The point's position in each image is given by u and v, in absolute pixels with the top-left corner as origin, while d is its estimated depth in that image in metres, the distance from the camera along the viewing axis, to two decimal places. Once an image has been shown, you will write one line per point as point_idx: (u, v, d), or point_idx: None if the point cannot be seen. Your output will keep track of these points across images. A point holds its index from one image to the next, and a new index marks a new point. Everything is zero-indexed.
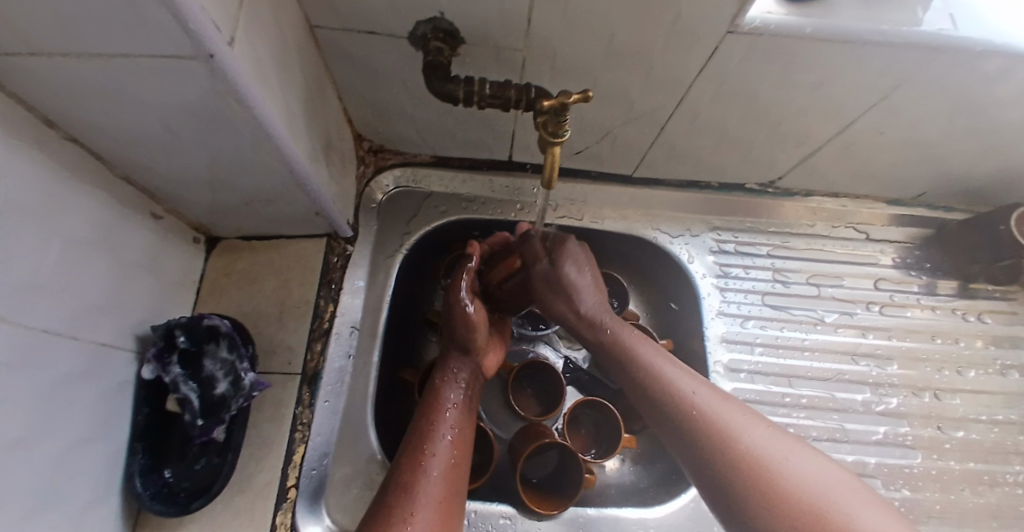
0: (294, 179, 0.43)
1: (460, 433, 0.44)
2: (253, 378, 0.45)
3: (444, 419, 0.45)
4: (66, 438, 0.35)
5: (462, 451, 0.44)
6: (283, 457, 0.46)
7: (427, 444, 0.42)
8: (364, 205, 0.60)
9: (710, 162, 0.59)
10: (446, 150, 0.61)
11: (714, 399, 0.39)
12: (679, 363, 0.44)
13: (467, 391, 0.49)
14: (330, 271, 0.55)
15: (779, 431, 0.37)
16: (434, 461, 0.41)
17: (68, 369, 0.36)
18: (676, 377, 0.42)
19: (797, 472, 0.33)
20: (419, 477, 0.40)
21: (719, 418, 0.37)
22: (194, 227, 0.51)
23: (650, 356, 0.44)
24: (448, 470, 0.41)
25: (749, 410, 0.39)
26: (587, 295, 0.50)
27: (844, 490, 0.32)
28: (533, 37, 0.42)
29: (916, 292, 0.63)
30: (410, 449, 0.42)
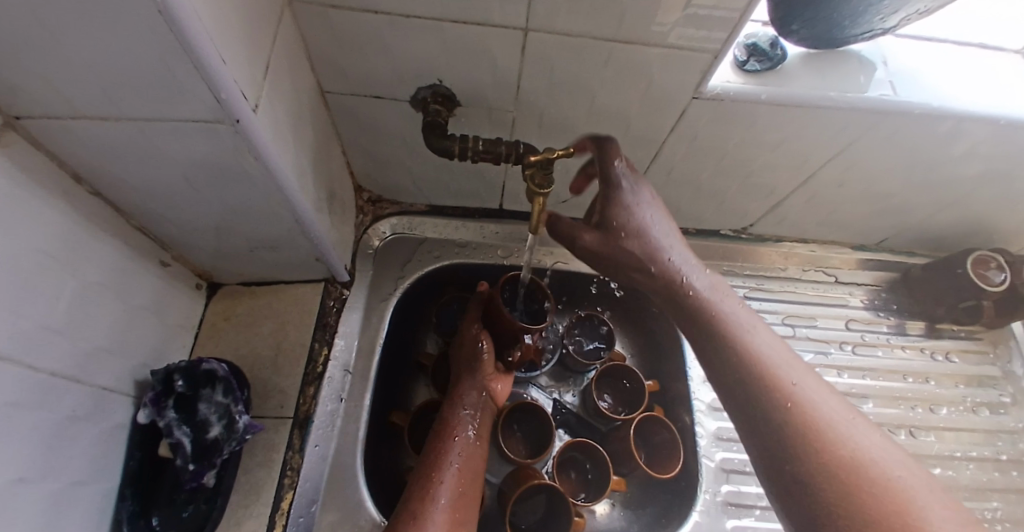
0: (298, 226, 0.46)
1: (467, 462, 0.48)
2: (247, 421, 0.45)
3: (453, 447, 0.49)
4: (66, 477, 0.36)
5: (469, 482, 0.47)
6: (271, 504, 0.46)
7: (438, 473, 0.46)
8: (361, 251, 0.62)
9: (686, 209, 0.63)
10: (441, 200, 0.65)
11: (821, 393, 0.35)
12: (778, 340, 0.39)
13: (476, 420, 0.52)
14: (327, 315, 0.57)
15: (889, 445, 0.33)
16: (442, 491, 0.45)
17: (72, 408, 0.36)
18: (776, 362, 0.37)
19: (905, 494, 0.29)
20: (428, 506, 0.43)
21: (824, 419, 0.33)
22: (197, 273, 0.53)
23: (749, 332, 0.38)
24: (454, 500, 0.45)
25: (858, 413, 0.35)
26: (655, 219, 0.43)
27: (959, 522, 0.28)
28: (522, 100, 0.47)
29: (885, 332, 0.66)
30: (421, 478, 0.46)
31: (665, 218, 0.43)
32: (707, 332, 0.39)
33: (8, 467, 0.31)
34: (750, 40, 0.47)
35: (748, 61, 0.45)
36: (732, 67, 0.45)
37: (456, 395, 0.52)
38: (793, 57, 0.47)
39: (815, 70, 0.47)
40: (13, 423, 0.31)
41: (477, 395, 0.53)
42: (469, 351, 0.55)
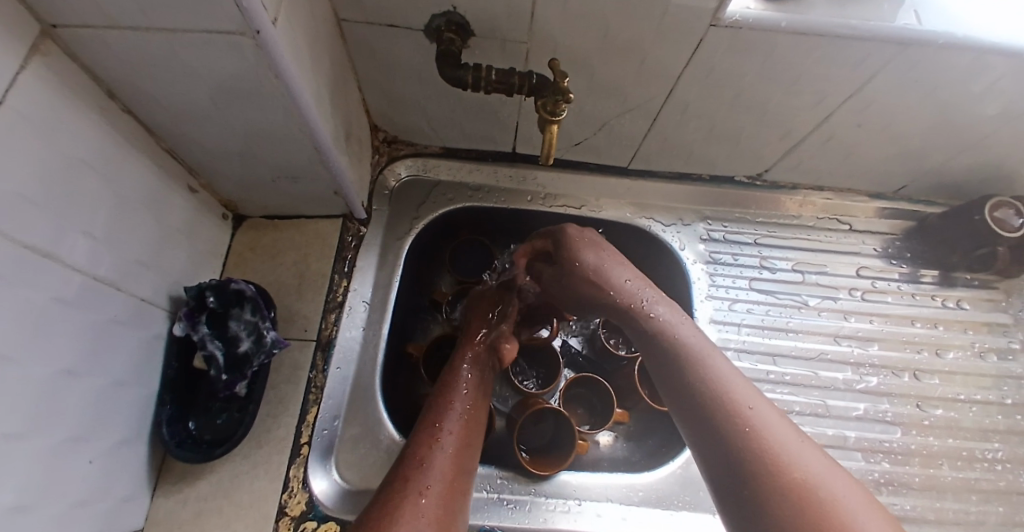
0: (317, 156, 0.47)
1: (472, 411, 0.47)
2: (275, 336, 0.48)
3: (458, 395, 0.47)
4: (107, 377, 0.39)
5: (472, 433, 0.45)
6: (298, 415, 0.49)
7: (443, 421, 0.44)
8: (377, 191, 0.64)
9: (698, 151, 0.63)
10: (455, 142, 0.66)
11: (780, 425, 0.36)
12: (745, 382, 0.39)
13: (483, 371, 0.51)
14: (345, 249, 0.59)
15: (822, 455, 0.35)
16: (449, 438, 0.43)
17: (114, 313, 0.39)
18: (735, 385, 0.39)
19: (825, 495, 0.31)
20: (433, 451, 0.41)
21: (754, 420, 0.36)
22: (223, 204, 0.55)
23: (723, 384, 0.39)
24: (460, 448, 0.43)
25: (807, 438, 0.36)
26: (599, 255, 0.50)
27: (841, 479, 0.33)
28: (537, 30, 0.47)
29: (897, 279, 0.66)
30: (426, 425, 0.44)
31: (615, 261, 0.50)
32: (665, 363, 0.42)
33: (59, 356, 0.34)
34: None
35: None
36: None
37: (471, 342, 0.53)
38: None
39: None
40: (65, 318, 0.34)
41: (486, 348, 0.53)
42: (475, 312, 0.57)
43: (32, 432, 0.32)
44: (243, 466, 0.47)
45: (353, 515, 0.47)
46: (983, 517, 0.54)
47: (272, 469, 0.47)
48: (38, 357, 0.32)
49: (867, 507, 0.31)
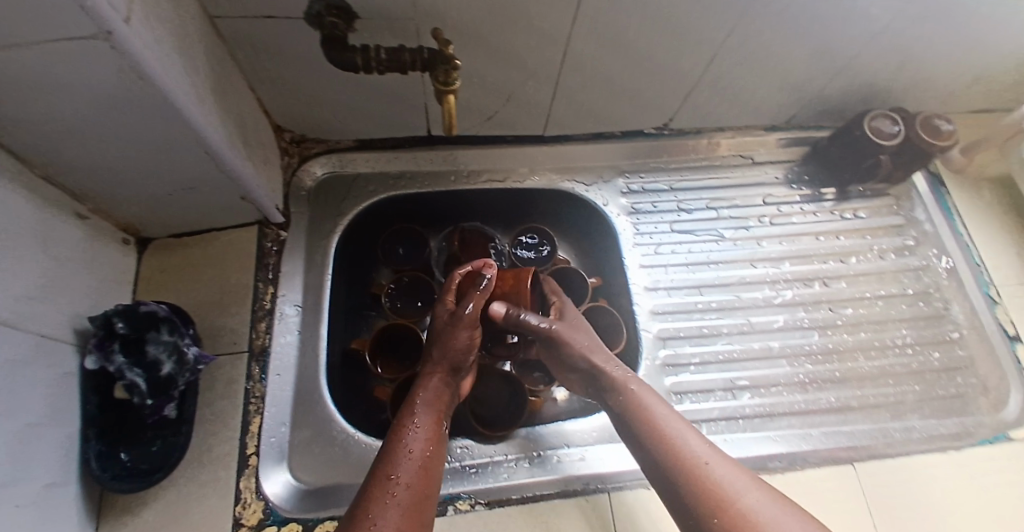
0: (212, 160, 0.45)
1: (425, 462, 0.42)
2: (197, 352, 0.47)
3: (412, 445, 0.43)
4: (21, 418, 0.36)
5: (430, 484, 0.41)
6: (239, 429, 0.48)
7: (396, 472, 0.40)
8: (293, 193, 0.63)
9: (606, 109, 0.66)
10: (367, 133, 0.65)
11: (725, 468, 0.40)
12: (700, 440, 0.42)
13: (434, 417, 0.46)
14: (266, 256, 0.57)
15: (771, 495, 0.38)
16: (402, 491, 0.38)
17: (14, 352, 0.36)
18: (689, 446, 0.41)
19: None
20: (382, 503, 0.37)
21: (710, 478, 0.39)
22: (122, 229, 0.52)
23: (681, 443, 0.42)
24: (412, 501, 0.38)
25: (756, 482, 0.39)
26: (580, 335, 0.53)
27: (790, 515, 0.37)
28: (420, 4, 0.46)
29: (799, 202, 0.72)
30: (375, 477, 0.40)
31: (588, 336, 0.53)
32: (627, 428, 0.45)
33: None
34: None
35: None
36: None
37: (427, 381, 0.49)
38: None
39: None
40: None
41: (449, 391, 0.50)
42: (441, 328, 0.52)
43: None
44: (188, 488, 0.46)
45: (311, 514, 0.46)
46: (901, 396, 0.60)
47: (221, 485, 0.46)
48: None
49: None
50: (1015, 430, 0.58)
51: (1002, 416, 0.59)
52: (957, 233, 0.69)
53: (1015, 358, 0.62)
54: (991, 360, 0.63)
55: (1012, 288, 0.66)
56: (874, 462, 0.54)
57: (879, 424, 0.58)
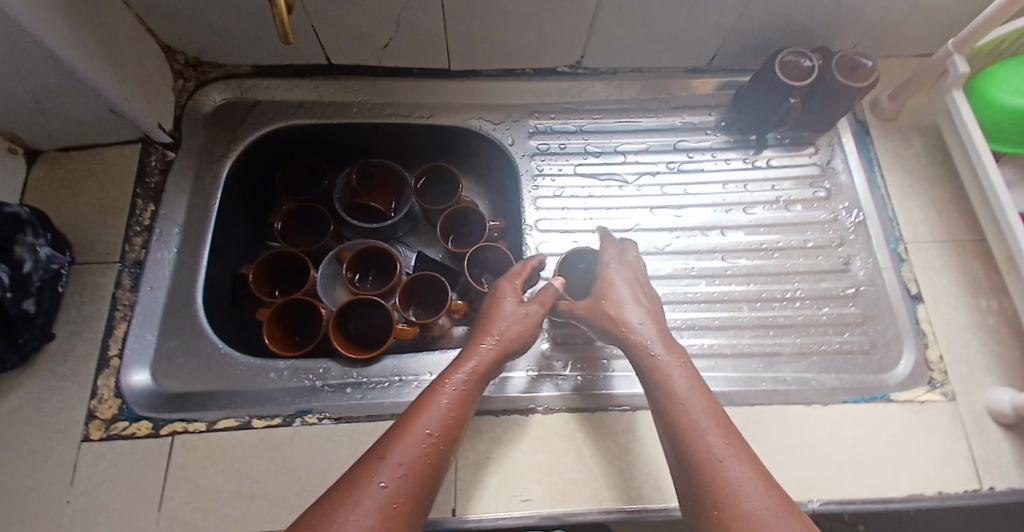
0: (58, 68, 0.46)
1: (449, 424, 0.40)
2: (53, 252, 0.50)
3: (443, 404, 0.41)
4: None
5: (446, 451, 0.40)
6: (104, 331, 0.52)
7: (422, 426, 0.39)
8: (188, 117, 0.64)
9: (504, 41, 0.64)
10: (264, 60, 0.66)
11: (747, 473, 0.36)
12: (735, 441, 0.39)
13: (470, 390, 0.44)
14: (148, 173, 0.60)
15: (789, 509, 0.34)
16: (418, 443, 0.38)
17: None
18: (717, 439, 0.39)
19: None
20: (398, 453, 0.37)
21: (727, 473, 0.36)
22: (7, 138, 0.55)
23: (710, 436, 0.39)
24: (428, 455, 0.38)
25: (780, 496, 0.35)
26: (637, 311, 0.49)
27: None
28: None
29: (710, 147, 0.69)
30: (402, 423, 0.40)
31: (649, 318, 0.49)
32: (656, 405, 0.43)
33: None
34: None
35: None
36: None
37: (474, 348, 0.47)
38: None
39: None
40: None
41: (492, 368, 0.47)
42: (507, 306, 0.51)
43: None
44: (50, 380, 0.49)
45: (166, 414, 0.49)
46: (778, 348, 0.58)
47: (79, 381, 0.49)
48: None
49: None
50: (896, 391, 0.54)
51: (886, 378, 0.55)
52: (874, 187, 0.66)
53: (914, 319, 0.58)
54: (887, 316, 0.59)
55: (921, 246, 0.62)
56: (732, 408, 0.52)
57: (749, 372, 0.56)
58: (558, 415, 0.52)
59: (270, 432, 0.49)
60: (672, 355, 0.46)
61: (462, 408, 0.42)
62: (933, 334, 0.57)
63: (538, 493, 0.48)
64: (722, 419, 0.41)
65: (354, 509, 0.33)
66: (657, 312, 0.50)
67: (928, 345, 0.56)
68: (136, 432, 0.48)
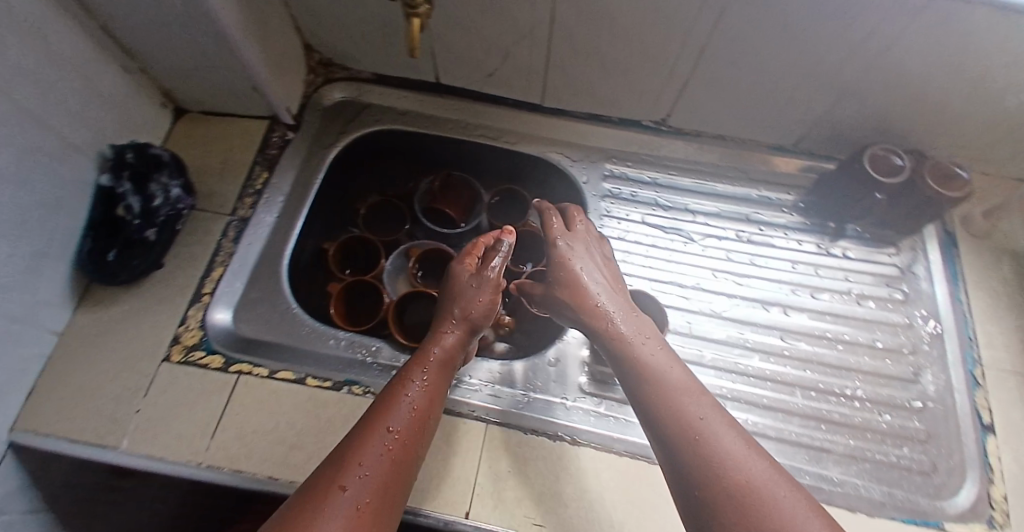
0: (224, 43, 0.55)
1: (416, 417, 0.44)
2: (182, 193, 0.58)
3: (408, 399, 0.45)
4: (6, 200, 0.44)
5: (415, 443, 0.42)
6: (202, 271, 0.59)
7: (388, 422, 0.42)
8: (311, 106, 0.73)
9: (600, 89, 0.69)
10: (383, 69, 0.75)
11: (711, 412, 0.41)
12: (698, 389, 0.44)
13: (433, 379, 0.48)
14: (269, 146, 0.68)
15: (749, 438, 0.38)
16: (388, 439, 0.41)
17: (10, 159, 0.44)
18: (682, 391, 0.43)
19: (746, 465, 0.35)
20: (366, 452, 0.39)
21: (692, 413, 0.41)
22: (163, 95, 0.64)
23: (675, 387, 0.43)
24: (398, 450, 0.40)
25: (740, 429, 0.39)
26: (598, 279, 0.56)
27: (758, 455, 0.37)
28: None
29: (787, 226, 0.71)
30: (366, 423, 0.42)
31: (608, 285, 0.55)
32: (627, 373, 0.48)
33: None
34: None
35: None
36: None
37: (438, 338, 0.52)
38: None
39: None
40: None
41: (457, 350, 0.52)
42: (463, 295, 0.56)
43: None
44: (149, 302, 0.56)
45: (237, 352, 0.55)
46: (830, 445, 0.56)
47: (172, 309, 0.56)
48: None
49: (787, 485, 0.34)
50: (952, 522, 0.50)
51: (944, 505, 0.52)
52: (957, 301, 0.65)
53: (982, 450, 0.55)
54: (954, 439, 0.56)
55: (1003, 375, 0.60)
56: None
57: (792, 462, 0.54)
58: (581, 449, 0.53)
59: (319, 391, 0.53)
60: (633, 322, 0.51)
61: (429, 399, 0.46)
62: (1002, 473, 0.53)
63: (549, 520, 0.48)
64: (683, 374, 0.46)
65: (326, 511, 0.34)
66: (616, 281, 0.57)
67: (993, 482, 0.53)
68: (209, 364, 0.54)
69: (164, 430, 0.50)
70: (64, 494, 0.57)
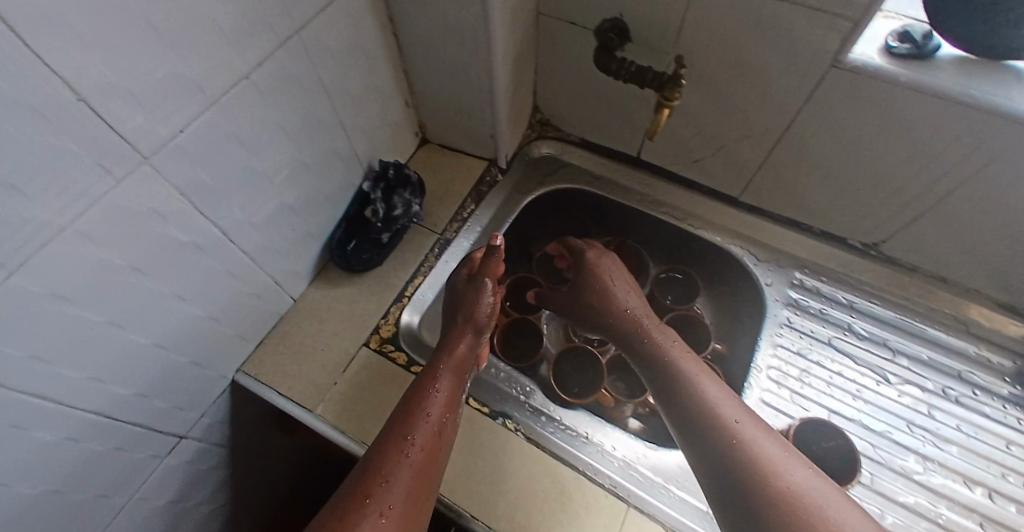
0: (489, 99, 0.65)
1: (436, 419, 0.49)
2: (418, 210, 0.68)
3: (426, 406, 0.50)
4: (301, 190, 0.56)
5: (440, 446, 0.48)
6: (408, 277, 0.67)
7: (410, 434, 0.47)
8: (521, 156, 0.82)
9: (810, 201, 0.68)
10: (592, 135, 0.80)
11: (746, 419, 0.45)
12: (733, 398, 0.48)
13: (448, 382, 0.53)
14: (481, 184, 0.77)
15: (784, 444, 0.43)
16: (415, 452, 0.46)
17: (313, 160, 0.55)
18: (718, 397, 0.47)
19: (786, 468, 0.40)
20: (393, 465, 0.44)
21: (729, 419, 0.45)
22: (418, 127, 0.76)
23: (711, 396, 0.47)
24: (423, 459, 0.46)
25: (773, 434, 0.44)
26: (629, 295, 0.60)
27: (793, 459, 0.41)
28: (680, 43, 0.57)
29: (1005, 394, 0.62)
30: (385, 439, 0.47)
31: (632, 298, 0.60)
32: (665, 382, 0.51)
33: (272, 165, 0.50)
34: (906, 27, 0.51)
35: (898, 45, 0.49)
36: (878, 49, 0.50)
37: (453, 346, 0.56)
38: (943, 55, 0.50)
39: (964, 70, 0.49)
40: (306, 138, 0.52)
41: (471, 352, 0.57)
42: (474, 307, 0.58)
43: (273, 187, 0.51)
44: (363, 292, 0.65)
45: (418, 355, 0.62)
46: None
47: (379, 303, 0.65)
48: (293, 147, 0.51)
49: (824, 485, 0.39)
50: None
51: None
52: None
53: None
54: None
55: None
56: None
57: None
58: None
59: (478, 415, 0.58)
60: (663, 337, 0.55)
61: (448, 403, 0.52)
62: None
63: None
64: (713, 380, 0.50)
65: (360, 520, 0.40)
66: (636, 288, 0.62)
67: None
68: (396, 359, 0.61)
69: (352, 406, 0.57)
70: (252, 430, 0.68)
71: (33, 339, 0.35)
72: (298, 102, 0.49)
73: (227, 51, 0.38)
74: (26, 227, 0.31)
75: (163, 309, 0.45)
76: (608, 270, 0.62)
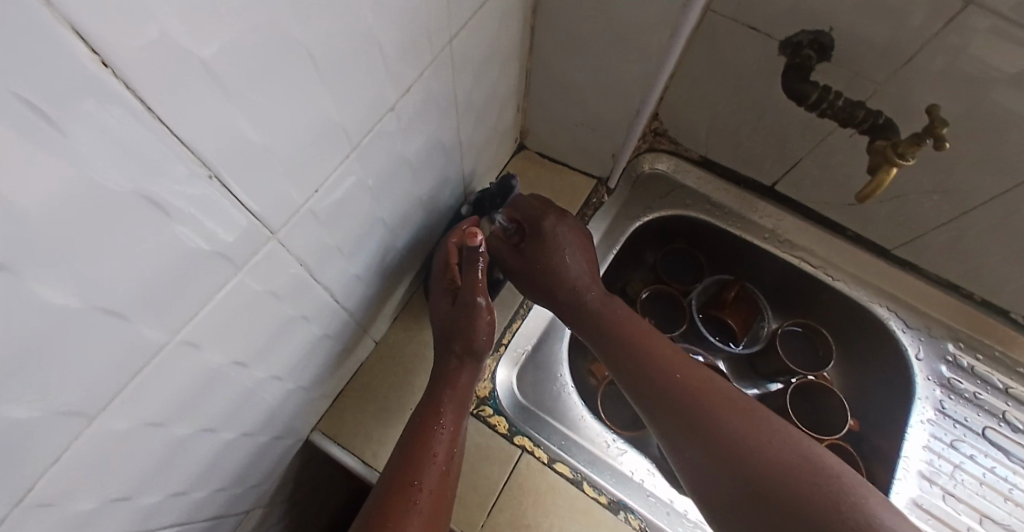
0: (631, 116, 0.53)
1: (444, 450, 0.42)
2: None
3: (430, 439, 0.42)
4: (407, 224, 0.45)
5: (451, 480, 0.42)
6: (506, 321, 0.57)
7: (414, 479, 0.40)
8: (629, 171, 0.69)
9: (983, 267, 0.58)
10: (718, 156, 0.67)
11: (731, 405, 0.43)
12: (706, 378, 0.46)
13: (449, 412, 0.44)
14: (586, 207, 0.65)
15: (769, 419, 0.43)
16: (425, 500, 0.39)
17: (426, 188, 0.44)
18: (703, 391, 0.44)
19: (790, 459, 0.39)
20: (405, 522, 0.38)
21: (722, 418, 0.42)
22: (518, 132, 0.64)
23: (699, 394, 0.44)
24: (438, 502, 0.40)
25: (756, 411, 0.43)
26: (577, 258, 0.51)
27: (786, 439, 0.41)
28: (900, 76, 0.45)
29: None
30: (386, 496, 0.39)
31: (580, 264, 0.51)
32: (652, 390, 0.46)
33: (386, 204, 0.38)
34: None
35: None
36: None
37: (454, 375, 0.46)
38: None
39: None
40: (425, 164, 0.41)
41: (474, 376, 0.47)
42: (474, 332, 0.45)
43: (383, 230, 0.40)
44: None
45: (519, 421, 0.52)
46: None
47: None
48: (411, 181, 0.40)
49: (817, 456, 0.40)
50: None
51: None
52: None
53: None
54: None
55: None
56: None
57: None
58: None
59: (594, 509, 0.48)
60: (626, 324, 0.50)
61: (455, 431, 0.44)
62: None
63: None
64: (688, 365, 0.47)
65: None
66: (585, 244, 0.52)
67: None
68: (495, 426, 0.51)
69: None
70: (315, 485, 0.59)
71: (109, 480, 0.25)
72: (430, 125, 0.38)
73: (381, 79, 0.28)
74: (121, 355, 0.21)
75: (255, 396, 0.34)
76: (560, 233, 0.50)
